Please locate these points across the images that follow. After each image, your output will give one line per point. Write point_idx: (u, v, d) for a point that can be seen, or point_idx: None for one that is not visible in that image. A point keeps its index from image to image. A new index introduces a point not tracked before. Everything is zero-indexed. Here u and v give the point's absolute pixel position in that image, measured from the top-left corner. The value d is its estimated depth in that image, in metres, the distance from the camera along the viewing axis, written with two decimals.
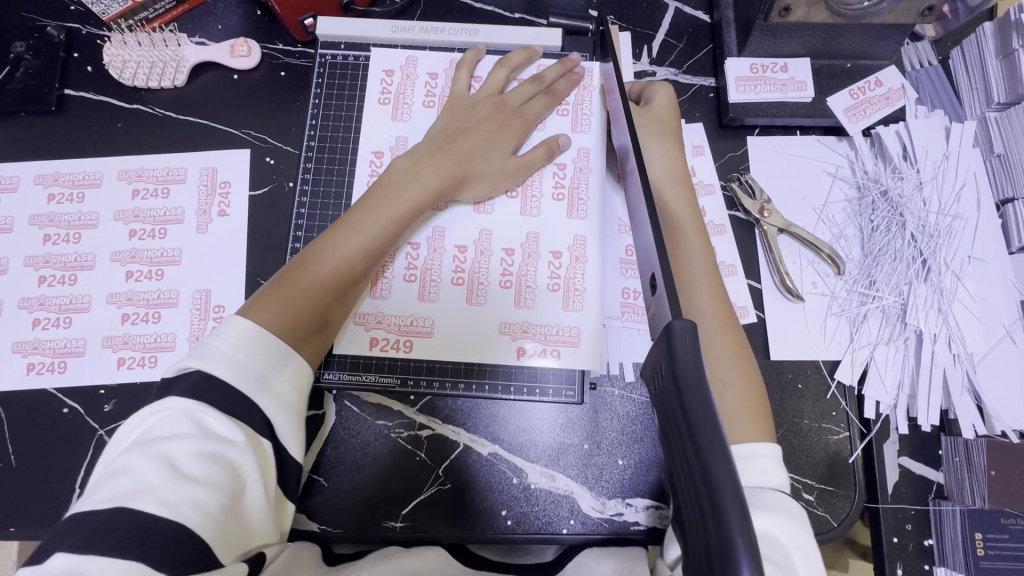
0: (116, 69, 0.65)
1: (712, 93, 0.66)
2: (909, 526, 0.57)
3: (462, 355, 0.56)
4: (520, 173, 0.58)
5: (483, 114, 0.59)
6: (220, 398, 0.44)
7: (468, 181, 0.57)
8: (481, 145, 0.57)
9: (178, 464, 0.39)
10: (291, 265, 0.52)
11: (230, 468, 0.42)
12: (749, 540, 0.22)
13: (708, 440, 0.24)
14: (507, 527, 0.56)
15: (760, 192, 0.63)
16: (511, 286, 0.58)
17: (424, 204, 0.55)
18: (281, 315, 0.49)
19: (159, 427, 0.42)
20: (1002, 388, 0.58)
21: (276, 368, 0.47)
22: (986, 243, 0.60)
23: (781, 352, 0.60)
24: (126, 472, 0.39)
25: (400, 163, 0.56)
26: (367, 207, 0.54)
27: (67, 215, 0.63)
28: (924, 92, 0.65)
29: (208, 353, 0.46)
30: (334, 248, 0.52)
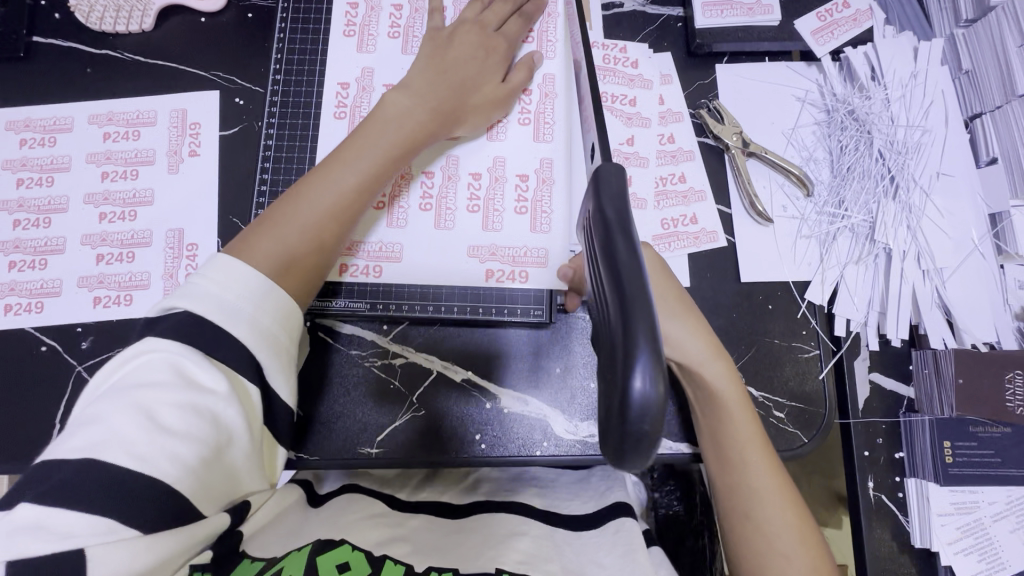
0: (82, 13, 0.65)
1: (680, 22, 0.66)
2: (880, 441, 0.57)
3: (435, 280, 0.58)
4: (507, 100, 0.59)
5: (467, 41, 0.58)
6: (203, 342, 0.42)
7: (461, 115, 0.57)
8: (469, 75, 0.57)
9: (157, 416, 0.38)
10: (279, 205, 0.50)
11: (213, 420, 0.40)
12: (652, 339, 0.23)
13: (624, 257, 0.25)
14: (481, 452, 0.57)
15: (728, 118, 0.62)
16: (479, 210, 0.59)
17: (418, 140, 0.54)
18: (274, 253, 0.48)
19: (139, 373, 0.40)
20: (969, 301, 0.58)
21: (266, 309, 0.45)
22: (954, 158, 0.60)
23: (751, 275, 0.60)
24: (100, 422, 0.37)
25: (394, 96, 0.54)
26: (357, 142, 0.52)
27: (39, 159, 0.63)
28: (892, 12, 0.64)
29: (193, 293, 0.44)
30: (324, 183, 0.50)
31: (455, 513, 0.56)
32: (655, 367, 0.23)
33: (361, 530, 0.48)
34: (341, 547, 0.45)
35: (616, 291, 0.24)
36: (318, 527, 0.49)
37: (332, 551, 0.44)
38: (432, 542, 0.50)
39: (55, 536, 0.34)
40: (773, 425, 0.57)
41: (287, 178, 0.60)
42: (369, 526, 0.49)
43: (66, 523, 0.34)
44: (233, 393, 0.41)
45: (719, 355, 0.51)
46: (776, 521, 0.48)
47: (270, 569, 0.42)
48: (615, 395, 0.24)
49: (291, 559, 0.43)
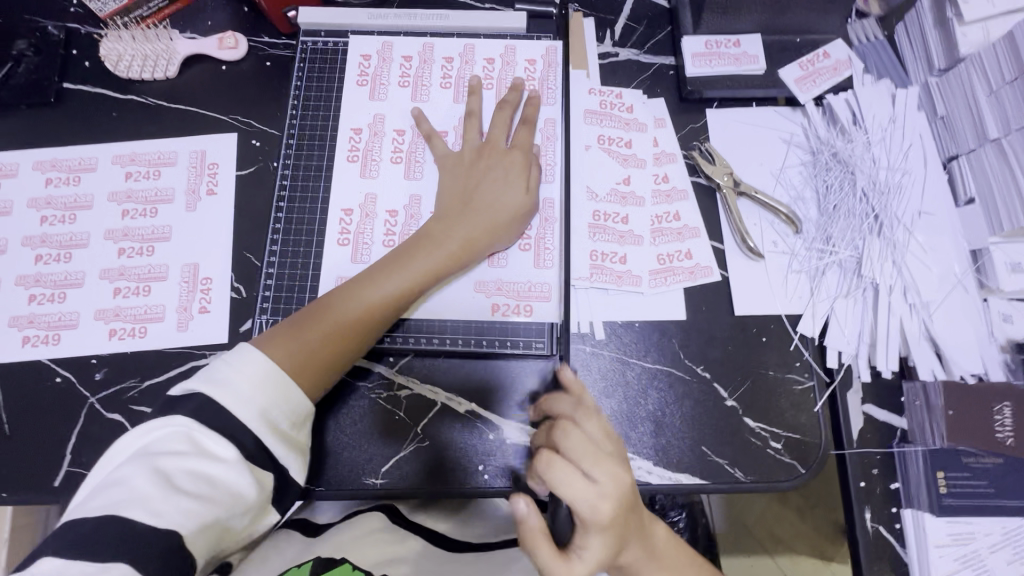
0: (111, 61, 0.69)
1: (672, 71, 0.70)
2: (876, 472, 0.58)
3: (442, 312, 0.60)
4: (524, 217, 0.61)
5: (494, 157, 0.62)
6: (216, 419, 0.45)
7: (483, 248, 0.59)
8: (492, 197, 0.60)
9: (172, 479, 0.42)
10: (314, 308, 0.55)
11: (222, 486, 0.44)
12: None
13: None
14: (483, 482, 0.58)
15: (719, 159, 0.66)
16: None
17: (442, 270, 0.57)
18: (297, 353, 0.52)
19: (160, 443, 0.44)
20: (957, 334, 0.60)
21: (278, 402, 0.49)
22: (934, 197, 0.63)
23: (745, 308, 0.62)
24: (121, 483, 0.41)
25: (432, 224, 0.59)
26: (389, 266, 0.57)
27: (63, 197, 0.66)
28: (870, 61, 0.69)
29: (215, 379, 0.47)
30: (354, 298, 0.55)
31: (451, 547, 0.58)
32: None
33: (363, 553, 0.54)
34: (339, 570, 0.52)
35: None
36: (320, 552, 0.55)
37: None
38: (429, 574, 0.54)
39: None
40: (770, 455, 0.58)
41: (300, 214, 0.63)
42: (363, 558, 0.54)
43: (82, 573, 0.38)
44: (242, 460, 0.45)
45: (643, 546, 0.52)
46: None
47: None
48: None
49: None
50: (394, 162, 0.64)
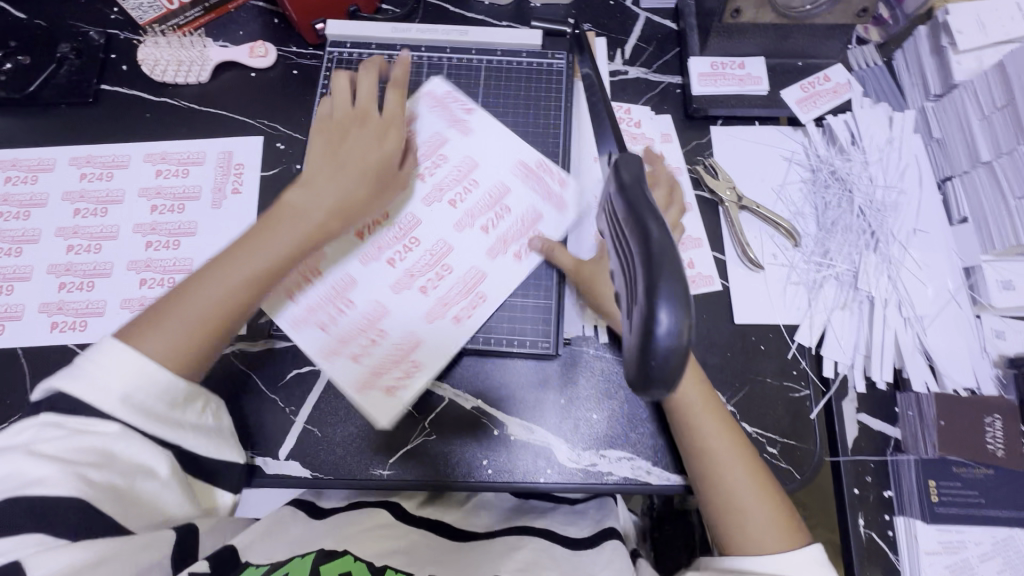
0: (148, 66, 0.74)
1: (679, 89, 0.73)
2: (870, 479, 0.60)
3: (418, 341, 0.61)
4: (385, 179, 0.59)
5: (359, 129, 0.59)
6: (74, 411, 0.45)
7: (353, 215, 0.56)
8: (362, 160, 0.57)
9: (61, 456, 0.43)
10: (172, 296, 0.51)
11: (125, 459, 0.45)
12: (673, 289, 0.29)
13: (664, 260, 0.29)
14: (487, 476, 0.60)
15: (723, 173, 0.69)
16: (430, 293, 0.62)
17: (316, 236, 0.54)
18: (161, 345, 0.48)
19: (33, 434, 0.43)
20: (950, 348, 0.62)
21: (142, 385, 0.47)
22: (930, 216, 0.66)
23: (744, 316, 0.64)
24: (12, 470, 0.42)
25: (298, 195, 0.55)
26: (253, 239, 0.53)
27: (96, 192, 0.70)
28: (869, 85, 0.72)
29: (76, 373, 0.46)
30: (216, 277, 0.51)
31: (453, 536, 0.60)
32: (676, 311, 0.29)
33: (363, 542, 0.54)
34: (343, 556, 0.50)
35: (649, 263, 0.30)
36: (326, 538, 0.54)
37: (334, 563, 0.49)
38: (430, 561, 0.54)
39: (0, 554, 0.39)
40: (766, 461, 0.60)
41: None
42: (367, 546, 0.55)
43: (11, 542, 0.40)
44: (130, 430, 0.45)
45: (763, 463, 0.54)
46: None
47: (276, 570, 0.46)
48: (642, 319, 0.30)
49: (297, 562, 0.48)
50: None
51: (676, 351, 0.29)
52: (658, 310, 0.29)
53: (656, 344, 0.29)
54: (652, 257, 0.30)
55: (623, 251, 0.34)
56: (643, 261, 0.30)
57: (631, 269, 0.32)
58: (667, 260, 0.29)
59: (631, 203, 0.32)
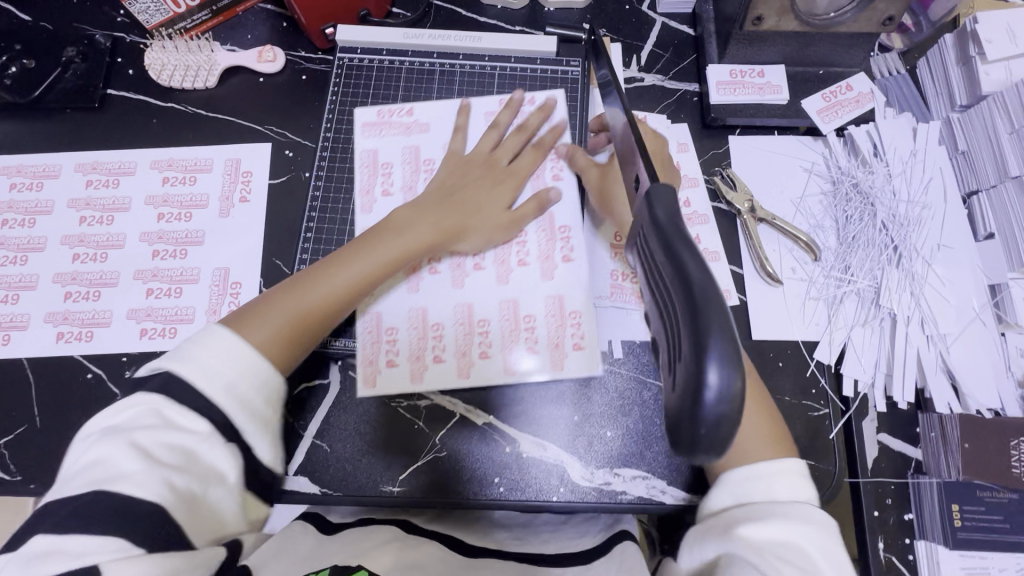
0: (155, 71, 0.72)
1: (696, 97, 0.72)
2: (890, 501, 0.59)
3: (480, 356, 0.61)
4: (514, 227, 0.64)
5: (481, 172, 0.65)
6: (181, 394, 0.45)
7: (455, 237, 0.62)
8: (483, 200, 0.63)
9: (148, 452, 0.42)
10: (283, 288, 0.55)
11: (199, 458, 0.44)
12: (724, 345, 0.25)
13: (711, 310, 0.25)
14: (499, 494, 0.59)
15: (741, 185, 0.67)
16: (528, 262, 0.64)
17: (419, 251, 0.60)
18: (269, 333, 0.52)
19: (130, 421, 0.44)
20: (974, 368, 0.60)
21: (246, 376, 0.47)
22: (954, 231, 0.64)
23: (762, 332, 0.63)
24: (99, 461, 0.41)
25: (406, 213, 0.61)
26: (364, 245, 0.58)
27: (102, 199, 0.69)
28: (892, 95, 0.70)
29: (179, 356, 0.47)
30: (328, 278, 0.56)
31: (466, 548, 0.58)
32: (727, 373, 0.25)
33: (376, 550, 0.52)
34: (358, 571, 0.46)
35: (692, 310, 0.26)
36: (338, 553, 0.50)
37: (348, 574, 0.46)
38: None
39: (69, 556, 0.37)
40: None
41: (332, 222, 0.66)
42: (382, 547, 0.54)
43: (80, 545, 0.38)
44: (216, 432, 0.45)
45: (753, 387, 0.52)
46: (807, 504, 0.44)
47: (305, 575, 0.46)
48: (686, 376, 0.26)
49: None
50: (386, 195, 0.66)
51: (725, 416, 0.25)
52: (707, 367, 0.25)
53: (701, 407, 0.25)
54: (697, 305, 0.26)
55: (655, 288, 0.29)
56: (685, 306, 0.26)
57: (673, 318, 0.27)
58: (714, 312, 0.25)
59: (665, 236, 0.28)
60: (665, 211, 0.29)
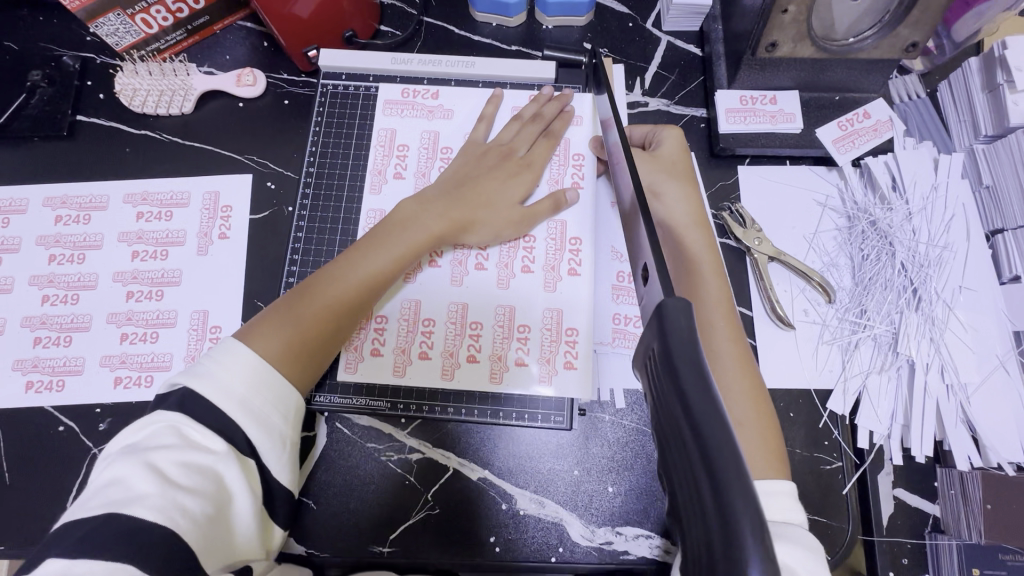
0: (126, 96, 0.68)
1: (703, 123, 0.68)
2: (905, 561, 0.56)
3: (474, 359, 0.57)
4: (525, 224, 0.58)
5: (493, 163, 0.60)
6: (201, 409, 0.44)
7: (464, 234, 0.57)
8: (494, 192, 0.58)
9: (165, 473, 0.40)
10: (293, 296, 0.53)
11: (215, 479, 0.43)
12: (758, 542, 0.20)
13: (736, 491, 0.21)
14: (496, 555, 0.56)
15: (751, 222, 0.63)
16: (533, 270, 0.59)
17: (426, 245, 0.56)
18: (276, 346, 0.49)
19: (149, 439, 0.42)
20: (996, 420, 0.57)
21: (260, 391, 0.47)
22: (977, 272, 0.60)
23: (772, 381, 0.59)
24: (114, 481, 0.39)
25: (412, 206, 0.57)
26: (372, 244, 0.55)
27: (72, 236, 0.65)
28: (912, 123, 0.66)
29: (197, 372, 0.46)
30: (332, 283, 0.53)
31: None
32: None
33: None
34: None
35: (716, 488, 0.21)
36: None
37: None
38: None
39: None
40: None
41: (315, 261, 0.61)
42: None
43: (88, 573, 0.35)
44: (233, 452, 0.44)
45: (755, 396, 0.49)
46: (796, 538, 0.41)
47: None
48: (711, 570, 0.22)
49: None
50: (398, 178, 0.62)
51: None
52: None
53: None
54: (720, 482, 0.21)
55: (669, 435, 0.25)
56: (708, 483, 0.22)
57: (694, 496, 0.23)
58: (741, 502, 0.21)
59: (680, 379, 0.24)
60: (681, 349, 0.24)
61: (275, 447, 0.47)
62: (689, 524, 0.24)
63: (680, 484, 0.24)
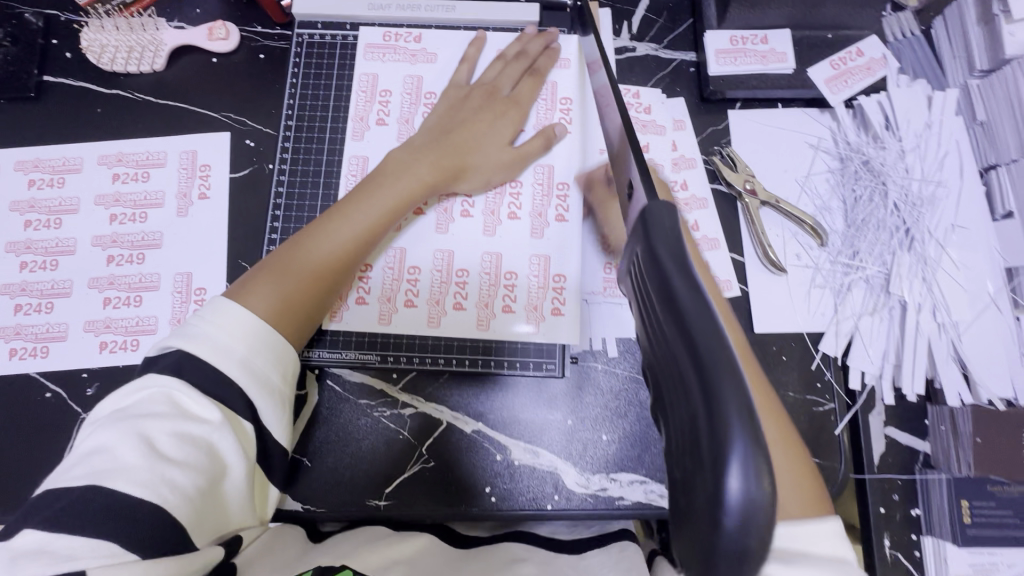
0: (94, 53, 0.65)
1: (693, 68, 0.66)
2: (896, 497, 0.56)
3: (462, 304, 0.57)
4: (517, 165, 0.58)
5: (479, 104, 0.59)
6: (199, 373, 0.43)
7: (455, 184, 0.57)
8: (478, 136, 0.58)
9: (156, 444, 0.39)
10: (281, 252, 0.51)
11: (208, 450, 0.42)
12: (748, 429, 0.20)
13: (725, 382, 0.20)
14: (491, 505, 0.56)
15: (742, 164, 0.62)
16: (519, 216, 0.59)
17: (418, 195, 0.55)
18: (268, 303, 0.48)
19: (140, 405, 0.41)
20: (988, 357, 0.57)
21: (260, 350, 0.46)
22: (970, 209, 0.60)
23: (764, 325, 0.59)
24: (102, 450, 0.38)
25: (400, 154, 0.56)
26: (361, 196, 0.54)
27: (47, 200, 0.63)
28: (906, 60, 0.64)
29: (189, 332, 0.45)
30: (323, 238, 0.52)
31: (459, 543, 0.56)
32: (756, 469, 0.20)
33: (363, 555, 0.49)
34: (342, 572, 0.46)
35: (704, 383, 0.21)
36: (317, 557, 0.49)
37: None
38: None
39: (56, 560, 0.35)
40: None
41: (298, 218, 0.60)
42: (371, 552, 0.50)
43: (70, 547, 0.35)
44: (228, 422, 0.43)
45: None
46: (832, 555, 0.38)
47: None
48: (702, 469, 0.21)
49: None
50: (381, 125, 0.61)
51: (749, 533, 0.20)
52: (726, 471, 0.20)
53: (722, 516, 0.20)
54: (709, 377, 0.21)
55: (656, 339, 0.25)
56: (696, 378, 0.21)
57: (677, 388, 0.23)
58: (730, 392, 0.20)
59: (668, 281, 0.23)
60: (664, 247, 0.24)
61: (274, 408, 0.47)
62: (679, 428, 0.24)
63: (668, 385, 0.24)
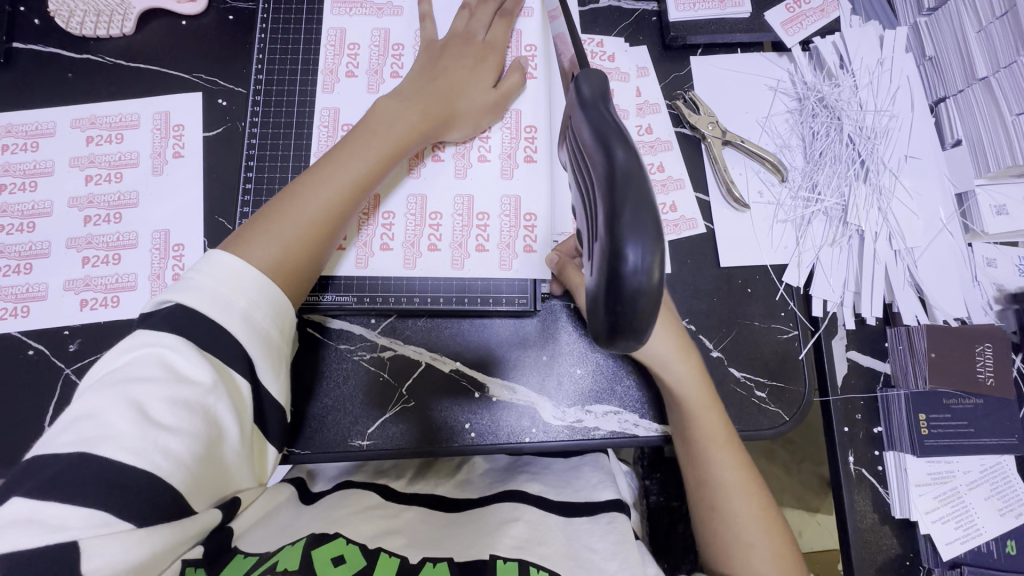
0: (62, 18, 0.66)
1: (655, 17, 0.67)
2: (859, 416, 0.59)
3: (439, 243, 0.59)
4: (502, 106, 0.61)
5: (458, 49, 0.60)
6: (195, 330, 0.42)
7: (445, 128, 0.58)
8: (461, 83, 0.59)
9: (148, 410, 0.38)
10: (276, 201, 0.51)
11: (203, 413, 0.40)
12: (644, 215, 0.25)
13: (629, 181, 0.26)
14: (471, 440, 0.57)
15: (703, 108, 0.64)
16: (489, 159, 0.61)
17: (410, 140, 0.55)
18: (264, 253, 0.47)
19: (132, 367, 0.40)
20: (941, 280, 0.60)
21: (259, 305, 0.45)
22: (921, 141, 0.63)
23: (730, 259, 0.61)
24: (93, 415, 0.37)
25: (389, 103, 0.56)
26: (353, 144, 0.53)
27: (21, 164, 0.63)
28: (859, 3, 0.67)
29: (186, 288, 0.44)
30: (318, 187, 0.51)
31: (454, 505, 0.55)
32: (646, 243, 0.25)
33: (356, 523, 0.47)
34: (336, 539, 0.44)
35: (611, 185, 0.26)
36: (313, 523, 0.47)
37: (326, 546, 0.43)
38: (429, 538, 0.48)
39: (45, 529, 0.34)
40: (754, 404, 0.58)
41: (270, 170, 0.61)
42: (362, 513, 0.49)
43: (59, 516, 0.34)
44: (220, 384, 0.41)
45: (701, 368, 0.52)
46: (740, 514, 0.49)
47: (263, 562, 0.41)
48: (606, 257, 0.27)
49: (287, 553, 0.41)
50: (350, 77, 0.62)
51: (641, 299, 0.26)
52: (625, 246, 0.25)
53: (620, 283, 0.26)
54: (617, 182, 0.26)
55: (586, 174, 0.30)
56: (606, 184, 0.26)
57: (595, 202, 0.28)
58: (631, 187, 0.26)
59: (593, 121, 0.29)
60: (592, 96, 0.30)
61: (271, 368, 0.45)
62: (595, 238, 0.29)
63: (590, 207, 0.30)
